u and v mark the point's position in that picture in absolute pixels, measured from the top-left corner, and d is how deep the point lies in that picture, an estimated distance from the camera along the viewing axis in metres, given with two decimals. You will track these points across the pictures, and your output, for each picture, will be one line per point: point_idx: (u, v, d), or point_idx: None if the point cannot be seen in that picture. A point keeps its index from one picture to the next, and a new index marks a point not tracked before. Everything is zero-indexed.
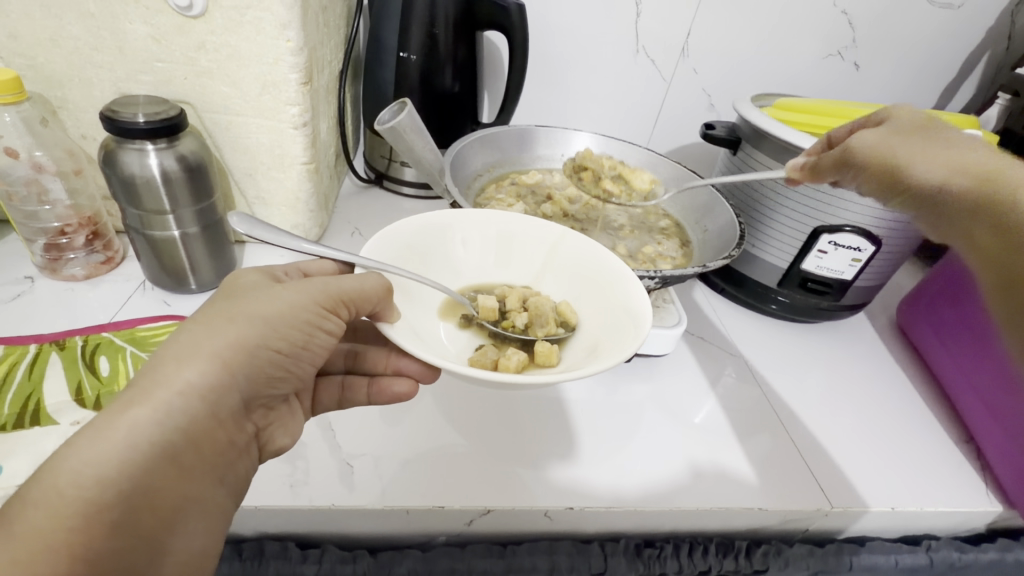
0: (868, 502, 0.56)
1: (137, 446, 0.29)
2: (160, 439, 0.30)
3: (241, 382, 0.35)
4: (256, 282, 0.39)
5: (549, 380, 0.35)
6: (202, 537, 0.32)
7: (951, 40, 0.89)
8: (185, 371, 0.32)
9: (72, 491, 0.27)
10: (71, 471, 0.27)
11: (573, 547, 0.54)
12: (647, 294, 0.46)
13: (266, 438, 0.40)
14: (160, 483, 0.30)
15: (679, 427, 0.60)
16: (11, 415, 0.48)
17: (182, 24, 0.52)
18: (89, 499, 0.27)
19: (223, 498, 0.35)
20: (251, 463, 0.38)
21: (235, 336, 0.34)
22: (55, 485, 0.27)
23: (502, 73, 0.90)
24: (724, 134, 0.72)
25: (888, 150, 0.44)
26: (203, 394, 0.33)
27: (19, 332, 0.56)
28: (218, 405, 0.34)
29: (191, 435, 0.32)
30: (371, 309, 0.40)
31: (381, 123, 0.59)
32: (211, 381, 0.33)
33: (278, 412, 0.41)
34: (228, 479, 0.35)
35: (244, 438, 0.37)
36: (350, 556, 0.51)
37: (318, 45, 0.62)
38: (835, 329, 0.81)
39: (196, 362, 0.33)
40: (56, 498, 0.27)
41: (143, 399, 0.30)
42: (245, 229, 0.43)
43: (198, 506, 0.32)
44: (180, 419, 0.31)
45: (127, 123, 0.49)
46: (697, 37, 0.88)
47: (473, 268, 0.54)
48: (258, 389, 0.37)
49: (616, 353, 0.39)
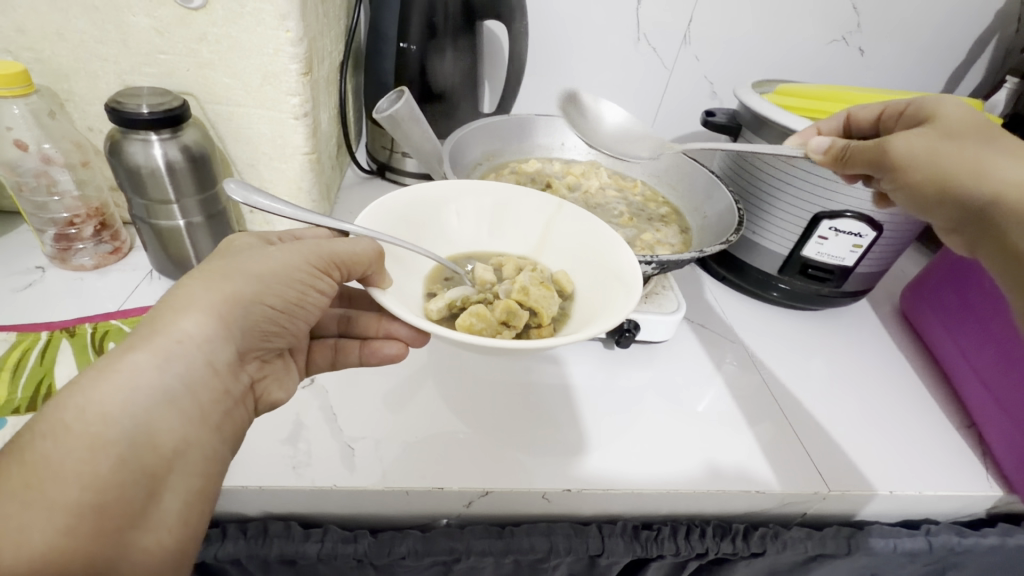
0: (865, 486, 0.56)
1: (139, 388, 0.31)
2: (160, 383, 0.32)
3: (238, 336, 0.36)
4: (251, 244, 0.40)
5: (542, 344, 0.36)
6: (203, 480, 0.33)
7: (958, 24, 0.88)
8: (183, 321, 0.34)
9: (79, 425, 0.28)
10: (76, 408, 0.29)
11: (571, 529, 0.55)
12: (631, 251, 0.48)
13: (262, 391, 0.41)
14: (162, 424, 0.31)
15: (677, 412, 0.60)
16: (24, 398, 0.49)
17: (184, 16, 0.53)
18: (94, 433, 0.29)
19: (224, 446, 0.35)
20: (248, 416, 0.39)
21: (230, 290, 0.36)
22: (63, 419, 0.28)
23: (502, 62, 0.91)
24: (725, 121, 0.72)
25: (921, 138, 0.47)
26: (202, 344, 0.34)
27: (30, 320, 0.57)
28: (215, 354, 0.35)
29: (190, 381, 0.33)
30: (362, 274, 0.40)
31: (380, 112, 0.60)
32: (209, 331, 0.34)
33: (273, 365, 0.43)
34: (227, 430, 0.36)
35: (241, 389, 0.37)
36: (352, 536, 0.52)
37: (318, 35, 0.63)
38: (837, 316, 0.80)
39: (193, 312, 0.34)
40: (63, 432, 0.28)
41: (145, 345, 0.32)
42: (242, 195, 0.44)
43: (199, 450, 0.33)
44: (179, 365, 0.33)
45: (131, 113, 0.50)
46: (699, 24, 0.87)
47: (469, 238, 0.55)
48: (253, 342, 0.38)
49: (607, 320, 0.40)
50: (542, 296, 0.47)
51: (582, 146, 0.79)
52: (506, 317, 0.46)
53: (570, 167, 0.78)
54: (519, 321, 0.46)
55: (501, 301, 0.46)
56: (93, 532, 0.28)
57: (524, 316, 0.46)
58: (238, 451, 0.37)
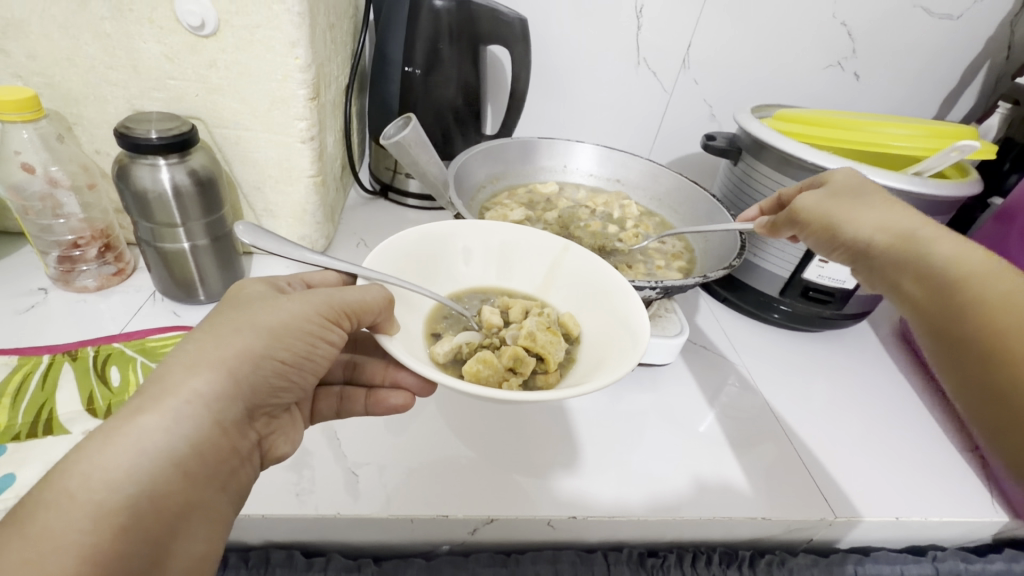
0: (871, 512, 0.55)
1: (145, 451, 0.30)
2: (167, 445, 0.31)
3: (247, 392, 0.36)
4: (261, 294, 0.41)
5: (546, 398, 0.36)
6: (205, 544, 0.33)
7: (950, 50, 0.90)
8: (193, 379, 0.34)
9: (84, 493, 0.28)
10: (82, 474, 0.28)
11: (576, 557, 0.54)
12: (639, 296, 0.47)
13: (269, 445, 0.41)
14: (166, 489, 0.31)
15: (680, 435, 0.60)
16: (25, 424, 0.49)
17: (194, 43, 0.54)
18: (99, 501, 0.28)
19: (225, 507, 0.35)
20: (253, 471, 0.39)
21: (241, 346, 0.36)
22: (68, 488, 0.28)
23: (504, 85, 0.92)
24: (725, 145, 0.73)
25: (833, 214, 0.48)
26: (210, 401, 0.34)
27: (33, 343, 0.57)
28: (224, 413, 0.35)
29: (198, 441, 0.33)
30: (372, 320, 0.41)
31: (386, 137, 0.60)
32: (218, 389, 0.34)
33: (281, 420, 0.43)
34: (231, 488, 0.36)
35: (247, 446, 0.37)
36: (355, 565, 0.51)
37: (325, 61, 0.64)
38: (838, 338, 0.81)
39: (203, 371, 0.34)
40: (69, 500, 0.28)
41: (152, 406, 0.32)
42: (250, 238, 0.45)
43: (201, 514, 0.33)
44: (187, 425, 0.32)
45: (140, 139, 0.50)
46: (698, 49, 0.89)
47: (476, 272, 0.55)
48: (261, 399, 0.38)
49: (611, 373, 0.40)
50: (548, 342, 0.47)
51: (585, 168, 0.79)
52: (513, 364, 0.47)
53: (593, 195, 0.78)
54: (526, 367, 0.47)
55: (508, 348, 0.47)
56: None
57: (531, 364, 0.47)
58: (241, 510, 0.37)
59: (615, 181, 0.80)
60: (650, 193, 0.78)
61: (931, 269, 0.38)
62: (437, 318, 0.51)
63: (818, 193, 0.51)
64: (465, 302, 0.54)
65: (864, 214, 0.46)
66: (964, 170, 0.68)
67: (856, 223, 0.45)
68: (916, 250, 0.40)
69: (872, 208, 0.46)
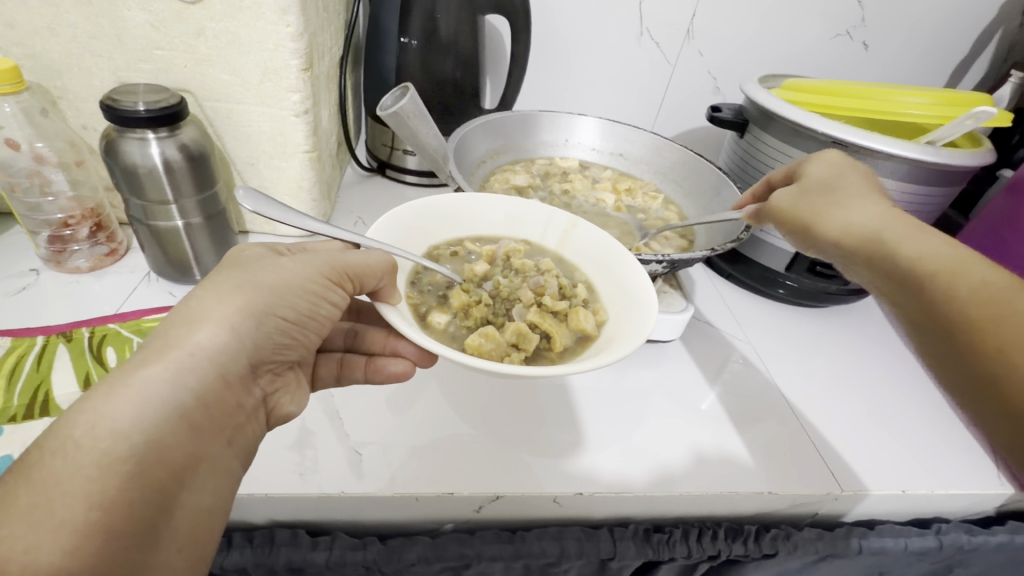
0: (875, 486, 0.55)
1: (150, 401, 0.30)
2: (171, 397, 0.31)
3: (251, 347, 0.36)
4: (261, 254, 0.39)
5: (550, 373, 0.35)
6: (212, 497, 0.32)
7: (964, 15, 0.87)
8: (197, 334, 0.33)
9: (90, 442, 0.27)
10: (87, 423, 0.28)
11: (582, 532, 0.54)
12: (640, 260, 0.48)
13: (274, 404, 0.41)
14: (173, 439, 0.30)
15: (684, 411, 0.60)
16: (21, 406, 0.48)
17: (181, 10, 0.51)
18: (105, 449, 0.27)
19: (233, 462, 0.34)
20: (260, 429, 0.38)
21: (243, 301, 0.35)
22: (73, 437, 0.27)
23: (503, 57, 0.90)
24: (731, 117, 0.70)
25: (804, 215, 0.47)
26: (214, 356, 0.33)
27: (26, 324, 0.56)
28: (227, 368, 0.34)
29: (202, 393, 0.32)
30: (375, 284, 0.40)
31: (384, 109, 0.58)
32: (222, 344, 0.34)
33: (285, 378, 0.42)
34: (236, 443, 0.35)
35: (253, 402, 0.37)
36: (360, 543, 0.51)
37: (318, 30, 0.61)
38: (842, 313, 0.80)
39: (207, 325, 0.33)
40: (75, 448, 0.27)
41: (157, 358, 0.31)
42: (252, 205, 0.44)
43: (208, 467, 0.32)
44: (190, 379, 0.32)
45: (127, 111, 0.48)
46: (703, 19, 0.86)
47: (469, 227, 0.53)
48: (265, 355, 0.37)
49: (621, 347, 0.39)
50: (555, 323, 0.46)
51: (587, 142, 0.77)
52: (516, 339, 0.45)
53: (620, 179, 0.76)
54: (530, 343, 0.45)
55: (511, 324, 0.46)
56: (101, 551, 0.26)
57: (534, 340, 0.45)
58: (248, 467, 0.36)
59: (619, 156, 0.78)
60: (653, 167, 0.77)
61: (967, 293, 0.33)
62: (410, 286, 0.48)
63: (791, 189, 0.49)
64: (447, 260, 0.51)
65: (838, 213, 0.44)
66: (976, 139, 0.67)
67: (831, 220, 0.44)
68: (885, 254, 0.39)
69: (846, 204, 0.44)
